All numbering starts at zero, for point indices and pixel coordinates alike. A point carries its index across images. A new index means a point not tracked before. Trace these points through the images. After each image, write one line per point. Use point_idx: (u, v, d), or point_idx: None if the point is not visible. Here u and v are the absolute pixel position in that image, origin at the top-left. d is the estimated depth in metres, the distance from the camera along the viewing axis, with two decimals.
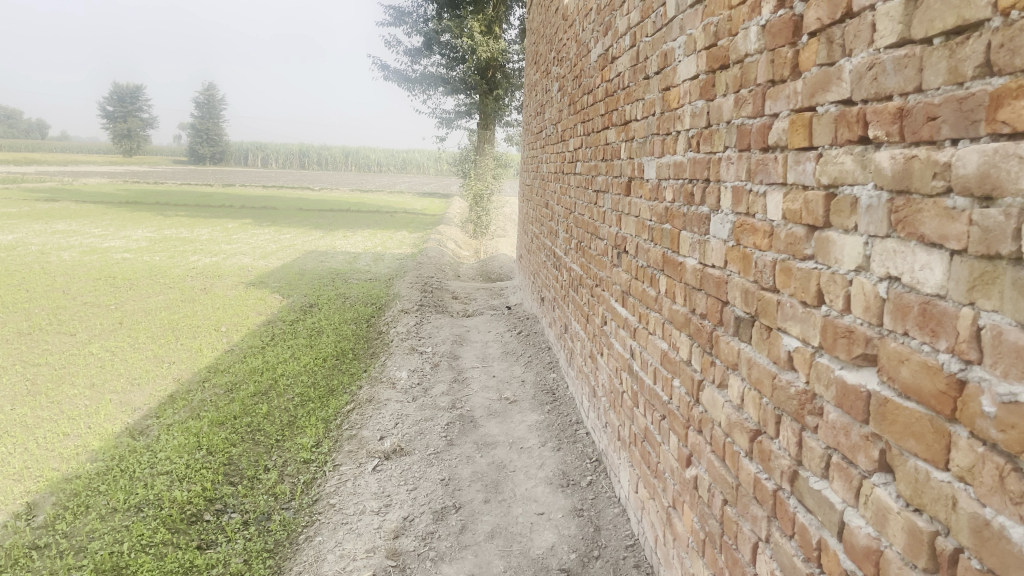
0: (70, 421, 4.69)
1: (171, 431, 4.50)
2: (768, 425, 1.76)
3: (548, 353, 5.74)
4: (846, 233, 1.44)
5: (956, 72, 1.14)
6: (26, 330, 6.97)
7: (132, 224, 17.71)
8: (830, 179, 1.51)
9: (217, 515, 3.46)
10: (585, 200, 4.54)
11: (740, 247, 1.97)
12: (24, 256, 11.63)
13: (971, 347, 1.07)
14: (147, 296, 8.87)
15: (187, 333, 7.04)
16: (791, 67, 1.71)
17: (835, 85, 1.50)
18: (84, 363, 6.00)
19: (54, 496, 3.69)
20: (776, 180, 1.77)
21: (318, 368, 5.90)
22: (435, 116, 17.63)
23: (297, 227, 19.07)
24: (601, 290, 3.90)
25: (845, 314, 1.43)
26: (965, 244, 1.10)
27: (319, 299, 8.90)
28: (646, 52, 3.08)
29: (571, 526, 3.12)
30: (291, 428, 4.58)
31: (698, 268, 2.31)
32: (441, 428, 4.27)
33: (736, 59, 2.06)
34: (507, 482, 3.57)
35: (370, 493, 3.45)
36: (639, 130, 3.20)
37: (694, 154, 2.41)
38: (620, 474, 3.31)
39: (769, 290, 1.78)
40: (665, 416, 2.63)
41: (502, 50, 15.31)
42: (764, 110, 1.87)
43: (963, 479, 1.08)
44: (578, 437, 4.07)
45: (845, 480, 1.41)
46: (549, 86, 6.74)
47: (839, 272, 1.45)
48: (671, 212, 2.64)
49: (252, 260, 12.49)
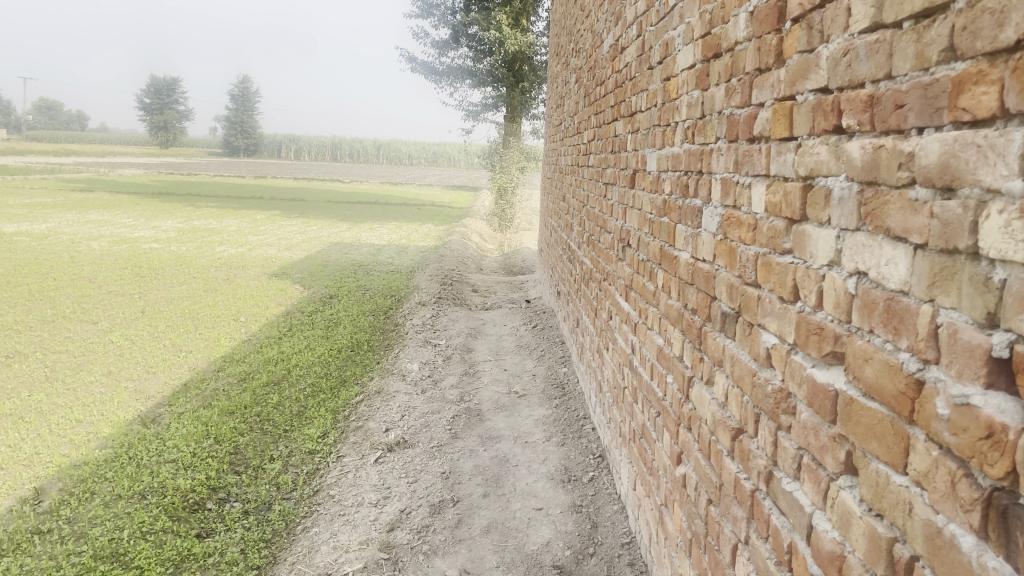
0: (84, 408, 4.76)
1: (182, 419, 4.54)
2: (748, 423, 1.71)
3: (561, 347, 5.70)
4: (820, 226, 1.39)
5: (922, 57, 1.08)
6: (50, 318, 7.09)
7: (162, 215, 17.97)
8: (806, 171, 1.46)
9: (219, 504, 3.49)
10: (596, 193, 4.49)
11: (727, 241, 1.92)
12: (55, 245, 11.84)
13: (929, 346, 1.02)
14: (171, 286, 8.98)
15: (206, 323, 7.12)
16: (776, 54, 1.65)
17: (813, 73, 1.45)
18: (103, 350, 6.09)
19: (61, 482, 3.73)
20: (760, 171, 1.72)
21: (332, 359, 5.92)
22: (462, 109, 17.61)
23: (324, 219, 19.20)
24: (608, 285, 3.86)
25: (817, 310, 1.38)
26: (927, 238, 1.05)
27: (339, 291, 8.94)
28: (650, 42, 3.03)
29: (568, 522, 3.09)
30: (300, 418, 4.60)
31: (690, 262, 2.26)
32: (447, 421, 4.25)
33: (727, 48, 2.00)
34: (507, 477, 3.54)
35: (370, 485, 3.45)
36: (643, 122, 3.15)
37: (689, 145, 2.36)
38: (621, 470, 3.26)
39: (751, 285, 1.73)
40: (659, 412, 2.59)
41: (530, 42, 15.24)
42: (750, 100, 1.81)
43: (920, 484, 1.04)
44: (584, 432, 4.03)
45: (815, 482, 1.36)
46: (567, 78, 6.69)
47: (813, 267, 1.40)
48: (668, 205, 2.59)
49: (277, 251, 12.61)
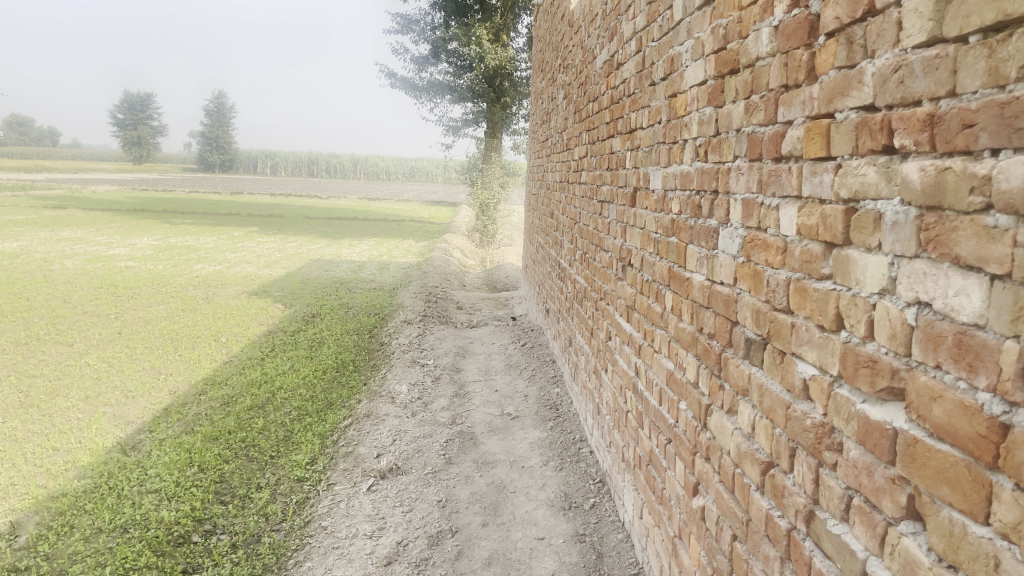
0: (61, 435, 4.58)
1: (164, 446, 4.38)
2: (781, 457, 1.62)
3: (552, 367, 5.60)
4: (868, 251, 1.31)
5: (997, 73, 1.00)
6: (24, 340, 6.87)
7: (137, 232, 17.69)
8: (849, 193, 1.38)
9: (206, 537, 3.34)
10: (590, 210, 4.41)
11: (750, 264, 1.84)
12: (27, 264, 11.56)
13: (1017, 387, 0.93)
14: (149, 305, 8.78)
15: (186, 344, 6.94)
16: (807, 70, 1.58)
17: (855, 90, 1.37)
18: (79, 374, 5.90)
19: (38, 515, 3.56)
20: (790, 192, 1.64)
21: (317, 381, 5.77)
22: (442, 125, 17.53)
23: (302, 235, 18.99)
24: (606, 304, 3.77)
25: (867, 341, 1.30)
26: (1008, 268, 0.97)
27: (322, 309, 8.79)
28: (652, 57, 2.96)
29: (572, 553, 2.98)
30: (286, 444, 4.46)
31: (705, 284, 2.18)
32: (440, 446, 4.13)
33: (746, 64, 1.93)
34: (506, 504, 3.43)
35: (364, 515, 3.32)
36: (645, 139, 3.07)
37: (701, 163, 2.28)
38: (625, 497, 3.17)
39: (782, 311, 1.64)
40: (671, 440, 2.50)
41: (510, 57, 15.20)
42: (776, 117, 1.74)
43: (1007, 537, 0.95)
44: (581, 456, 3.93)
45: (868, 526, 1.27)
46: (554, 93, 6.63)
47: (861, 294, 1.32)
48: (677, 224, 2.51)
49: (256, 268, 12.42)
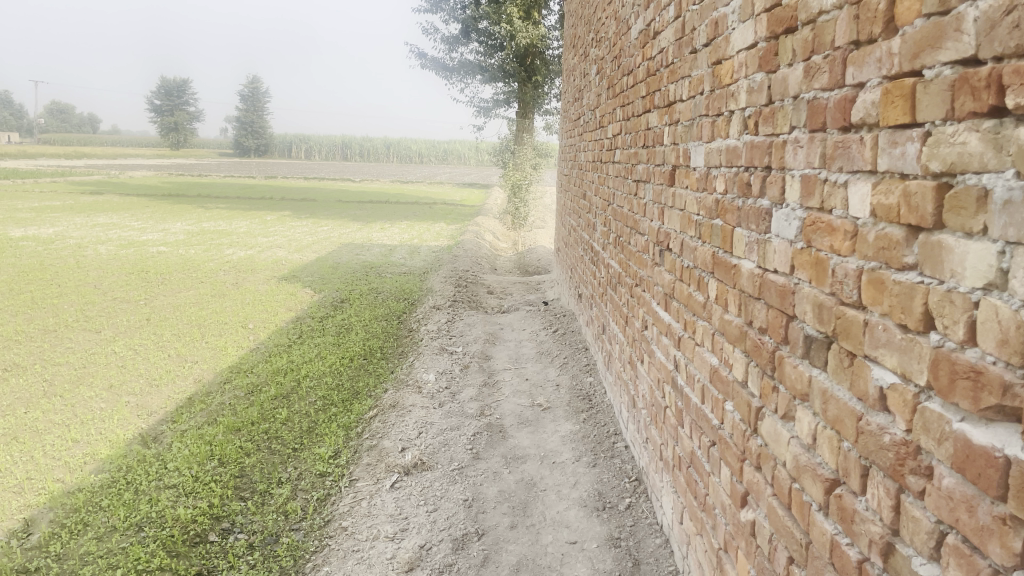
0: (82, 426, 4.49)
1: (185, 437, 4.26)
2: (850, 476, 1.39)
3: (585, 354, 5.37)
4: (967, 237, 1.08)
5: None
6: (51, 327, 6.83)
7: (172, 217, 17.80)
8: (942, 166, 1.14)
9: (223, 536, 3.20)
10: (624, 190, 4.17)
11: (811, 250, 1.60)
12: (60, 250, 11.60)
13: None
14: (178, 291, 8.72)
15: (213, 331, 6.84)
16: (884, 21, 1.33)
17: (950, 40, 1.13)
18: (105, 361, 5.83)
19: (53, 512, 3.45)
20: (862, 166, 1.40)
21: (344, 369, 5.63)
22: (473, 106, 17.30)
23: (334, 218, 18.95)
24: (641, 291, 3.54)
25: (966, 347, 1.07)
26: None
27: (351, 294, 8.65)
28: (693, 22, 2.71)
29: (606, 559, 2.77)
30: (310, 436, 4.31)
31: (756, 273, 1.94)
32: (468, 439, 3.95)
33: (806, 20, 1.68)
34: (536, 504, 3.23)
35: (386, 516, 3.16)
36: (684, 112, 2.83)
37: (751, 137, 2.04)
38: (663, 499, 2.95)
39: (851, 307, 1.41)
40: (715, 443, 2.28)
41: (542, 36, 14.88)
42: (843, 79, 1.50)
43: None
44: (616, 451, 3.71)
45: (968, 570, 1.05)
46: (586, 69, 6.37)
47: (958, 290, 1.09)
48: (722, 205, 2.28)
49: (287, 253, 12.34)
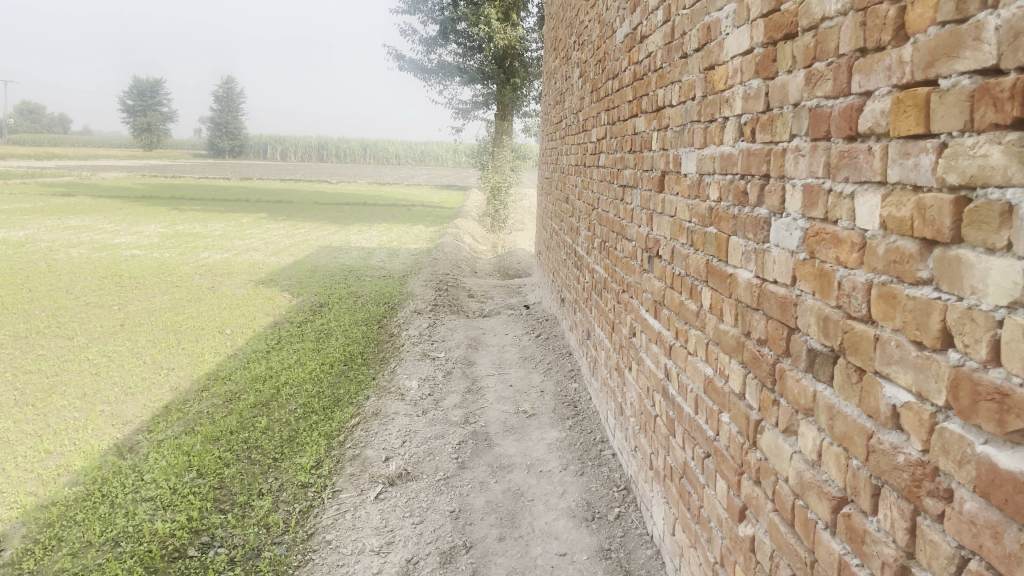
0: (55, 437, 4.37)
1: (162, 448, 4.17)
2: (860, 495, 1.36)
3: (569, 360, 5.33)
4: (989, 253, 1.04)
5: None
6: (23, 334, 6.67)
7: (146, 219, 17.54)
8: (960, 179, 1.11)
9: (203, 550, 3.11)
10: (610, 195, 4.13)
11: (814, 261, 1.57)
12: (31, 253, 11.37)
13: None
14: (153, 296, 8.57)
15: (190, 337, 6.71)
16: (894, 28, 1.29)
17: (968, 49, 1.09)
18: (78, 369, 5.70)
19: (25, 527, 3.35)
20: (870, 177, 1.37)
21: (324, 375, 5.54)
22: (452, 108, 17.22)
23: (311, 221, 18.78)
24: (629, 297, 3.51)
25: (989, 367, 1.03)
26: None
27: (330, 299, 8.55)
28: (683, 27, 2.67)
29: (597, 571, 2.73)
30: (291, 445, 4.23)
31: (753, 283, 1.91)
32: (453, 448, 3.89)
33: (807, 25, 1.64)
34: (524, 514, 3.18)
35: (371, 528, 3.09)
36: (674, 118, 2.79)
37: (747, 144, 2.00)
38: (653, 509, 2.91)
39: (860, 321, 1.38)
40: (710, 455, 2.24)
41: (520, 38, 14.82)
42: (849, 86, 1.46)
43: None
44: (603, 459, 3.67)
45: None
46: (569, 72, 6.33)
47: (979, 308, 1.05)
48: (717, 213, 2.24)
49: (263, 256, 12.18)
